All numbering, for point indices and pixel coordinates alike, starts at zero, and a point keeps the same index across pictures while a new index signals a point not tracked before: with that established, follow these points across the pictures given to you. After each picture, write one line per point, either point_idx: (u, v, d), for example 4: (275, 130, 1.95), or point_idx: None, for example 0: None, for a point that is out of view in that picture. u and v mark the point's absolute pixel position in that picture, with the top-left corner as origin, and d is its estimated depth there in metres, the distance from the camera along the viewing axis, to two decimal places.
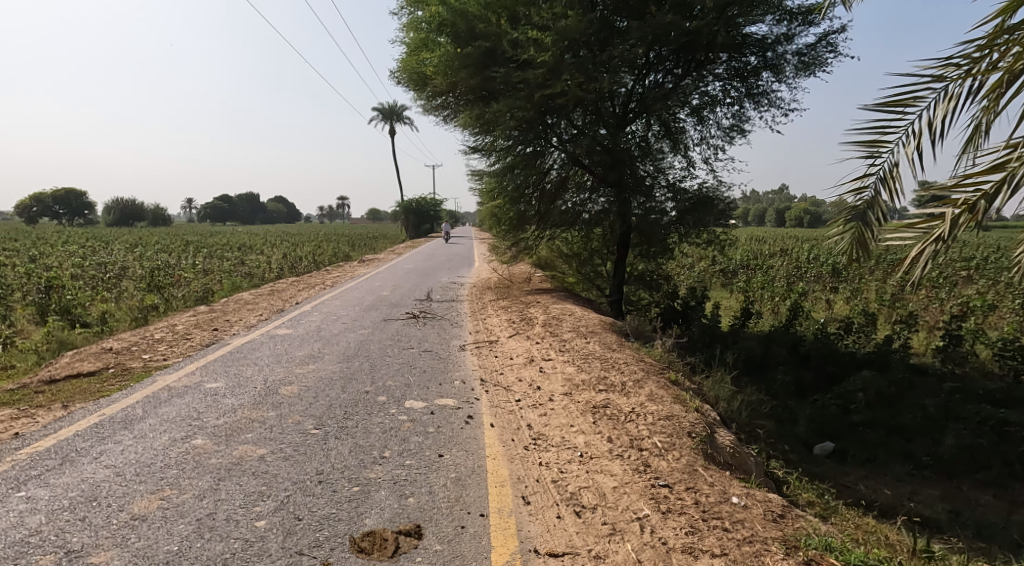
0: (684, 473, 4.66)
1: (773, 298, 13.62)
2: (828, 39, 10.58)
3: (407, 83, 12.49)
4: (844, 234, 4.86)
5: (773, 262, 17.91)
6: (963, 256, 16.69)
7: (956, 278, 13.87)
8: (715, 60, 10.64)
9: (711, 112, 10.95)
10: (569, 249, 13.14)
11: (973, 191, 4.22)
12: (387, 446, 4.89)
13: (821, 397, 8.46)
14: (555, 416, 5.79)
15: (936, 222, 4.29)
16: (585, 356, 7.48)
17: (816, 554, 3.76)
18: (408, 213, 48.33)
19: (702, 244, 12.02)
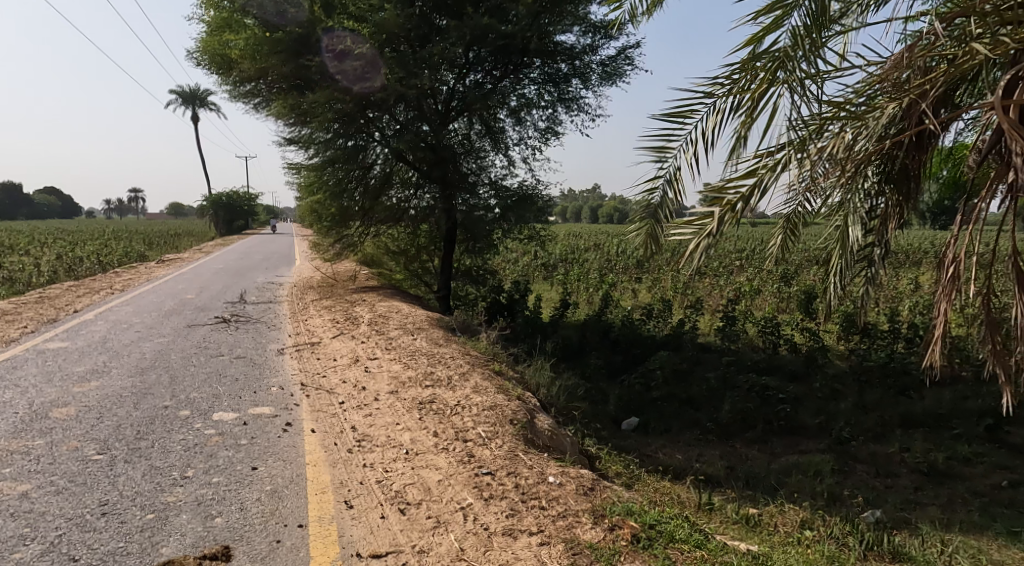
0: (506, 459, 4.88)
1: (588, 289, 14.70)
2: (626, 53, 11.63)
3: (208, 66, 11.47)
4: (640, 230, 5.37)
5: (587, 256, 19.31)
6: (736, 248, 19.37)
7: (733, 267, 16.08)
8: (530, 64, 11.13)
9: (528, 113, 11.46)
10: (395, 246, 12.98)
11: (733, 193, 4.95)
12: (189, 465, 4.49)
13: (628, 376, 9.31)
14: (380, 415, 5.72)
15: (708, 219, 4.95)
16: (411, 353, 7.47)
17: (619, 519, 4.15)
18: (217, 208, 44.38)
19: (524, 240, 12.58)
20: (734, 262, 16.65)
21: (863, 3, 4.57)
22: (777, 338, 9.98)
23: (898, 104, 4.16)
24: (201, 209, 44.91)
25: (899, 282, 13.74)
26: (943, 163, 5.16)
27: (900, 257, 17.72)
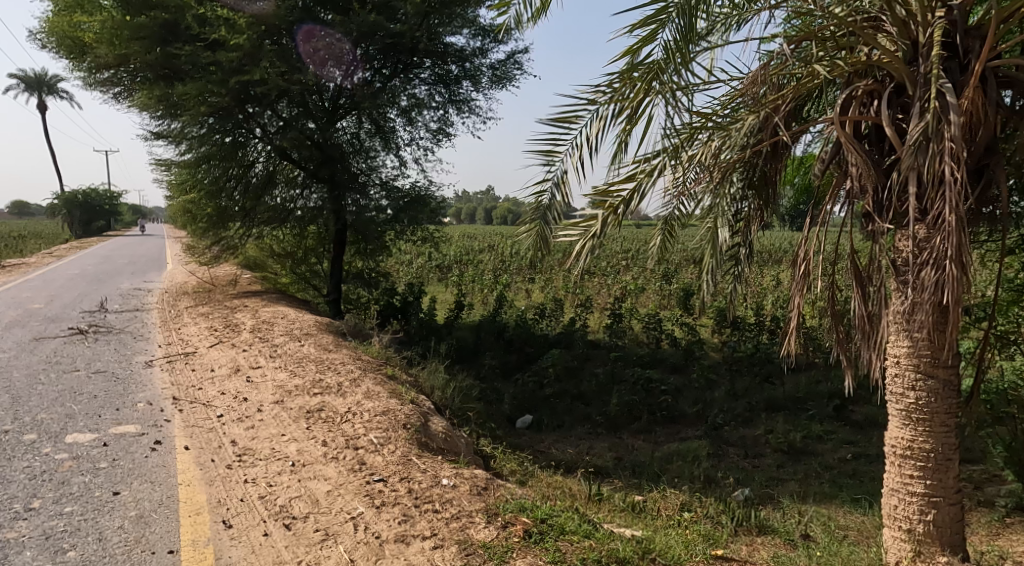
0: (398, 465, 4.81)
1: (482, 290, 14.79)
2: (515, 57, 11.82)
3: (59, 50, 10.38)
4: (530, 232, 5.24)
5: (481, 257, 19.42)
6: (622, 249, 20.28)
7: (620, 267, 16.81)
8: (420, 64, 11.06)
9: (419, 113, 11.36)
10: (280, 248, 12.40)
11: (614, 197, 5.21)
12: (37, 496, 4.05)
13: (521, 375, 9.46)
14: (263, 427, 5.45)
15: (591, 222, 5.21)
16: (298, 360, 7.17)
17: (512, 516, 4.22)
18: (73, 208, 40.25)
19: (417, 241, 12.43)
20: (620, 262, 17.42)
21: (726, 23, 4.96)
22: (659, 333, 10.55)
23: (757, 116, 4.56)
24: (54, 209, 40.53)
25: (765, 279, 14.99)
26: (796, 170, 5.70)
27: (767, 257, 19.35)
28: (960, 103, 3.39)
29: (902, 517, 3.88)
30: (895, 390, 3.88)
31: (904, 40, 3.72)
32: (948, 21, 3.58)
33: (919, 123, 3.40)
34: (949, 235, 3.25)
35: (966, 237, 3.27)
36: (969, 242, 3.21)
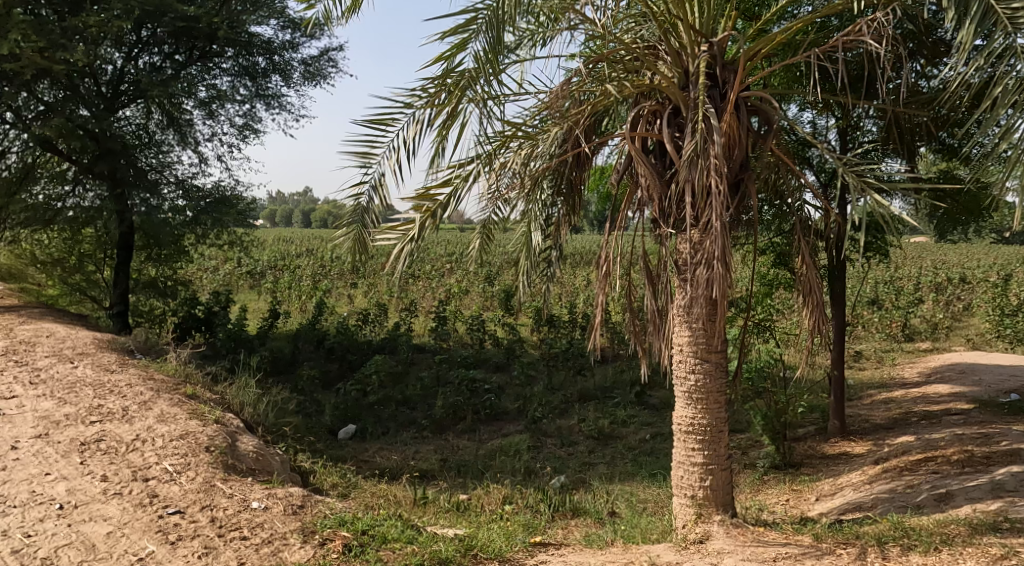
0: (198, 493, 4.36)
1: (300, 297, 13.97)
2: (329, 55, 11.35)
3: None
4: (347, 236, 5.10)
5: (298, 262, 18.33)
6: (446, 252, 20.45)
7: (444, 270, 16.92)
8: (221, 53, 10.11)
9: (221, 107, 10.41)
10: (44, 255, 10.65)
11: (432, 200, 5.10)
12: None
13: (344, 384, 9.09)
14: (19, 467, 4.57)
15: (409, 225, 5.10)
16: (70, 385, 6.15)
17: (331, 531, 4.03)
18: None
19: (222, 245, 11.36)
20: (444, 265, 17.53)
21: (533, 39, 5.21)
22: (483, 334, 10.79)
23: (561, 128, 4.84)
24: None
25: (578, 279, 16.05)
26: (597, 180, 6.17)
27: (578, 257, 20.71)
28: (721, 125, 3.91)
29: (687, 485, 4.37)
30: (680, 374, 4.36)
31: (677, 68, 4.20)
32: (710, 55, 4.11)
33: (691, 142, 3.86)
34: (717, 239, 3.73)
35: (729, 241, 3.77)
36: (731, 245, 3.71)
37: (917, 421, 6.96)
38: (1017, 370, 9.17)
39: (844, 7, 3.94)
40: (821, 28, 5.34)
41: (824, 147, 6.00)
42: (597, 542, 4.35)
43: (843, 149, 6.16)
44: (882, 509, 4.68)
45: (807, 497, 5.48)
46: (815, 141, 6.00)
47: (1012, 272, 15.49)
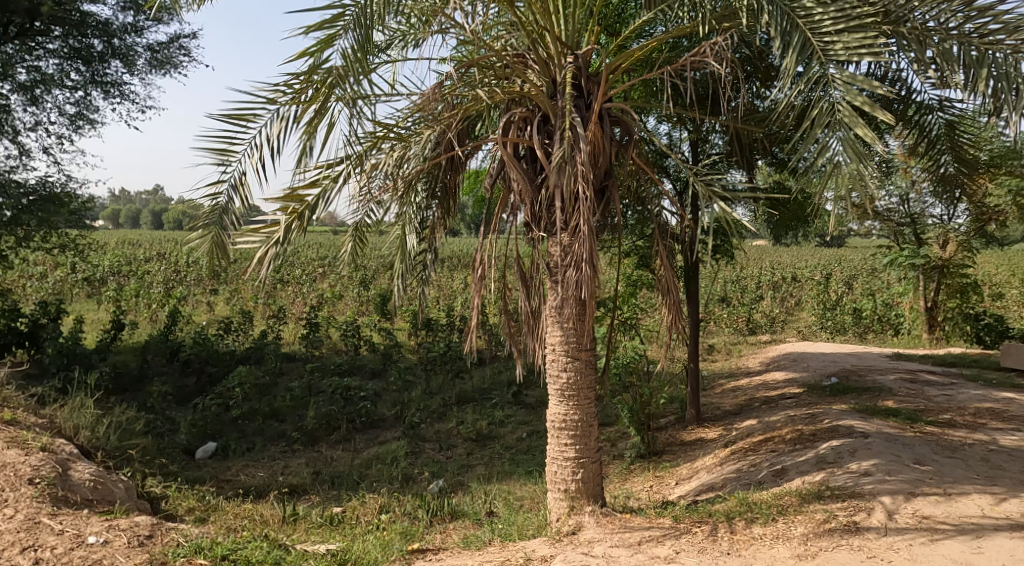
0: (20, 532, 3.86)
1: (150, 306, 12.76)
2: (180, 42, 10.50)
3: None
4: (203, 239, 4.74)
5: (148, 267, 16.76)
6: (316, 256, 19.65)
7: (314, 274, 16.25)
8: (47, 32, 9.02)
9: (48, 93, 9.29)
10: None
11: (300, 201, 4.81)
12: None
13: (202, 399, 8.41)
14: None
15: (274, 228, 4.77)
16: None
17: (184, 561, 3.74)
18: None
19: (53, 249, 10.10)
20: (314, 268, 16.80)
21: (403, 40, 5.16)
22: (356, 340, 10.48)
23: (433, 130, 4.82)
24: None
25: (454, 282, 16.08)
26: (471, 185, 6.23)
27: (454, 259, 20.72)
28: (587, 134, 4.10)
29: (561, 480, 4.53)
30: (552, 372, 4.52)
31: (545, 77, 4.34)
32: (575, 66, 4.29)
33: (559, 149, 4.01)
34: (585, 242, 3.90)
35: (596, 243, 3.97)
36: (598, 248, 3.90)
37: (759, 406, 7.72)
38: (838, 357, 10.46)
39: (691, 29, 4.29)
40: (674, 47, 5.76)
41: (678, 158, 6.47)
42: (474, 543, 4.38)
43: (694, 160, 6.68)
44: (730, 487, 5.14)
45: (667, 482, 5.88)
46: (670, 152, 6.45)
47: (834, 271, 17.64)
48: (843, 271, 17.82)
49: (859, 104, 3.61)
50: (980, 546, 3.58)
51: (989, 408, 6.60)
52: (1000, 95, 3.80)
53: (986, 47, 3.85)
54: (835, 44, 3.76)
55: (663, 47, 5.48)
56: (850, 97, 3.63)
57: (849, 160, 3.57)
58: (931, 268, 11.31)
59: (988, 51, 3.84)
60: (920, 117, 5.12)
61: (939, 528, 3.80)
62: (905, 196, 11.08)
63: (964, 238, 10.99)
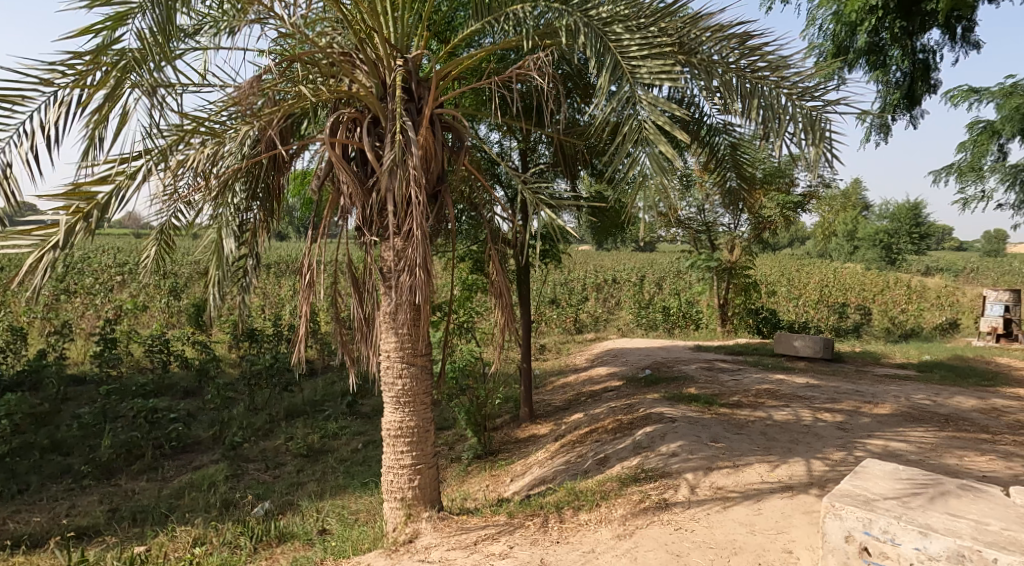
0: None
1: None
2: None
3: None
4: None
5: None
6: (115, 261, 17.42)
7: (111, 283, 14.38)
8: None
9: None
10: None
11: (87, 199, 4.22)
12: None
13: None
14: None
15: (52, 230, 4.14)
16: None
17: None
18: None
19: None
20: (110, 276, 14.84)
21: (215, 28, 4.76)
22: (164, 356, 9.44)
23: (252, 127, 4.49)
24: None
25: (280, 289, 15.17)
26: (297, 187, 5.92)
27: (279, 264, 19.50)
28: (418, 138, 4.09)
29: (397, 488, 4.47)
30: (388, 379, 4.43)
31: (374, 78, 4.26)
32: (405, 70, 4.25)
33: (390, 152, 3.96)
34: (418, 246, 3.89)
35: (429, 247, 3.97)
36: (432, 252, 3.92)
37: (586, 400, 8.25)
38: (652, 351, 11.53)
39: (515, 43, 4.47)
40: (502, 59, 5.95)
41: (508, 166, 6.68)
42: None
43: (523, 168, 6.96)
44: (559, 479, 5.41)
45: (503, 479, 6.05)
46: (501, 160, 6.66)
47: (647, 273, 19.39)
48: (654, 273, 19.70)
49: (661, 124, 4.01)
50: (760, 508, 4.13)
51: (767, 389, 7.68)
52: (766, 123, 4.44)
53: (756, 80, 4.48)
54: (641, 68, 4.14)
55: (491, 58, 5.64)
56: (654, 117, 4.02)
57: (654, 173, 3.96)
58: (722, 270, 12.92)
59: (758, 84, 4.47)
60: (711, 139, 5.82)
61: (731, 496, 4.34)
62: (702, 207, 12.55)
63: (745, 243, 12.71)
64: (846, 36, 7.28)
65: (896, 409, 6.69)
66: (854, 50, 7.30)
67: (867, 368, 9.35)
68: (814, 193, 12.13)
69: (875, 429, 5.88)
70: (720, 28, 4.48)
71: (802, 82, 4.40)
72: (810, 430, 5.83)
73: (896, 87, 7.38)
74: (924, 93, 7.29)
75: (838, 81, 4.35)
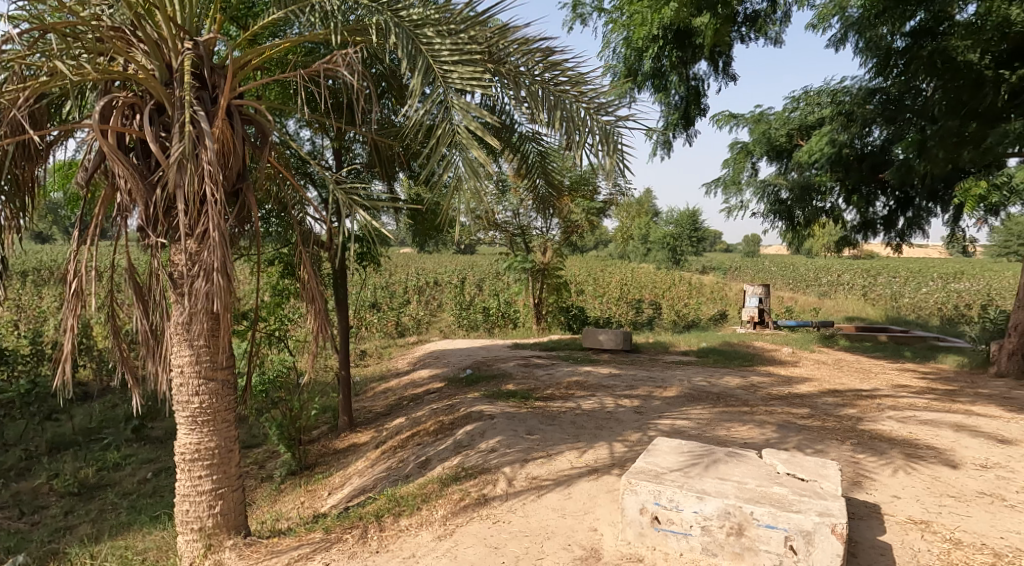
0: None
1: None
2: None
3: None
4: None
5: None
6: None
7: None
8: None
9: None
10: None
11: None
12: None
13: None
14: None
15: None
16: None
17: None
18: None
19: None
20: None
21: None
22: None
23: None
24: None
25: (45, 301, 13.01)
26: (61, 180, 5.18)
27: (42, 271, 16.62)
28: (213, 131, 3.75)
29: (194, 518, 4.07)
30: (181, 397, 4.01)
31: (157, 61, 3.82)
32: (196, 54, 3.87)
33: (179, 144, 3.58)
34: (215, 250, 3.57)
35: (229, 251, 3.67)
36: (232, 256, 3.62)
37: (406, 404, 8.19)
38: (471, 351, 11.80)
39: (322, 36, 4.29)
40: (309, 53, 5.68)
41: (320, 165, 6.40)
42: None
43: (337, 168, 6.71)
44: (380, 486, 5.29)
45: (320, 493, 5.77)
46: (312, 158, 6.36)
47: (467, 275, 19.76)
48: (474, 275, 20.22)
49: (474, 129, 4.12)
50: (569, 493, 4.42)
51: (575, 381, 8.25)
52: (570, 134, 4.78)
53: (558, 93, 4.78)
54: (453, 72, 4.20)
55: (296, 50, 5.35)
56: (466, 122, 4.11)
57: (468, 177, 4.07)
58: (536, 271, 13.64)
59: (560, 97, 4.77)
60: (522, 146, 6.11)
61: (543, 485, 4.59)
62: (516, 211, 13.14)
63: (556, 245, 13.58)
64: (635, 60, 8.13)
65: (681, 391, 7.57)
66: (641, 73, 8.17)
67: (659, 356, 10.46)
68: (614, 200, 13.27)
69: (665, 410, 6.60)
70: (525, 41, 4.71)
71: (598, 98, 4.79)
72: (612, 416, 6.37)
73: (675, 109, 8.35)
74: (696, 116, 8.29)
75: (627, 100, 4.80)
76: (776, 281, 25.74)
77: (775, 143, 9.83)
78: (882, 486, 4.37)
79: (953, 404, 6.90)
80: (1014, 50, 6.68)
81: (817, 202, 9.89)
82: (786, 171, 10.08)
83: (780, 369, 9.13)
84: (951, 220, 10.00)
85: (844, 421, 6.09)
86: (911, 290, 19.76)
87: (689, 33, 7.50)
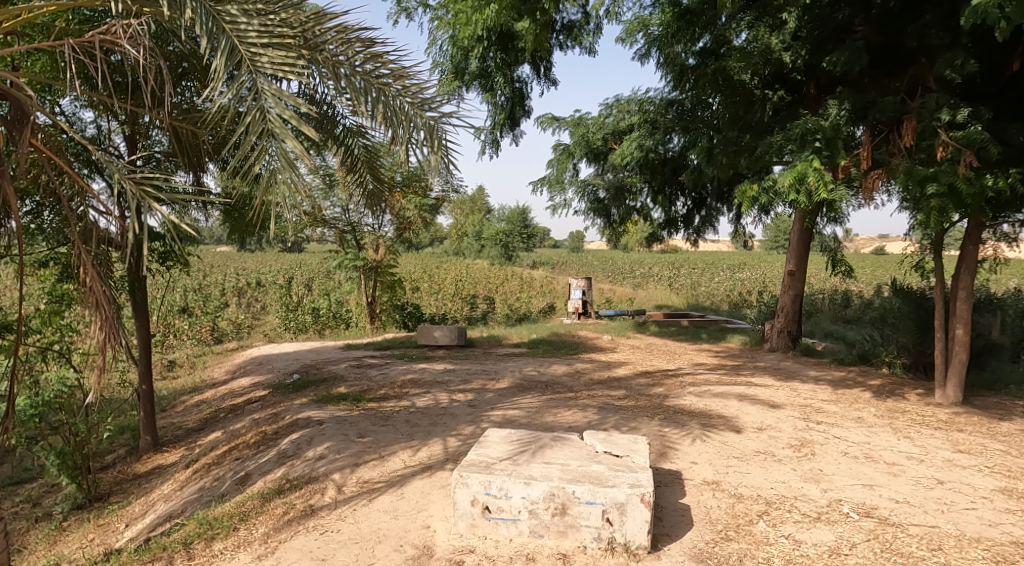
0: None
1: None
2: None
3: None
4: None
5: None
6: None
7: None
8: None
9: None
10: None
11: None
12: None
13: None
14: None
15: None
16: None
17: None
18: None
19: None
20: None
21: None
22: None
23: None
24: None
25: None
26: None
27: None
28: None
29: None
30: None
31: None
32: None
33: None
34: None
35: None
36: None
37: (223, 416, 7.51)
38: (297, 354, 11.17)
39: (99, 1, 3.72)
40: (85, 20, 5.00)
41: (108, 151, 5.64)
42: None
43: (130, 155, 5.96)
44: (190, 510, 4.79)
45: (114, 528, 5.06)
46: (97, 144, 5.57)
47: (294, 274, 18.66)
48: (302, 274, 19.20)
49: (287, 117, 3.85)
50: (402, 493, 4.33)
51: (409, 379, 8.16)
52: (396, 129, 4.68)
53: (380, 87, 4.64)
54: (262, 56, 3.88)
55: (66, 16, 4.64)
56: (280, 109, 3.84)
57: (281, 168, 3.81)
58: (368, 269, 13.29)
59: (382, 91, 4.63)
60: (348, 139, 5.88)
61: (375, 487, 4.46)
62: (345, 207, 12.70)
63: (389, 243, 13.36)
64: (461, 59, 8.20)
65: (512, 382, 7.81)
66: (469, 72, 8.29)
67: (491, 350, 10.69)
68: (445, 198, 13.31)
69: (497, 402, 6.76)
70: (344, 30, 4.48)
71: (421, 93, 4.74)
72: (445, 411, 6.38)
73: (502, 109, 8.54)
74: (521, 116, 8.53)
75: (451, 98, 4.79)
76: (595, 274, 27.76)
77: (592, 146, 10.57)
78: (684, 454, 4.85)
79: (739, 377, 7.89)
80: (775, 73, 7.82)
81: (630, 201, 10.79)
82: (602, 172, 10.87)
83: (601, 356, 9.78)
84: (734, 218, 11.45)
85: (653, 399, 6.68)
86: (708, 280, 22.30)
87: (511, 36, 7.70)
